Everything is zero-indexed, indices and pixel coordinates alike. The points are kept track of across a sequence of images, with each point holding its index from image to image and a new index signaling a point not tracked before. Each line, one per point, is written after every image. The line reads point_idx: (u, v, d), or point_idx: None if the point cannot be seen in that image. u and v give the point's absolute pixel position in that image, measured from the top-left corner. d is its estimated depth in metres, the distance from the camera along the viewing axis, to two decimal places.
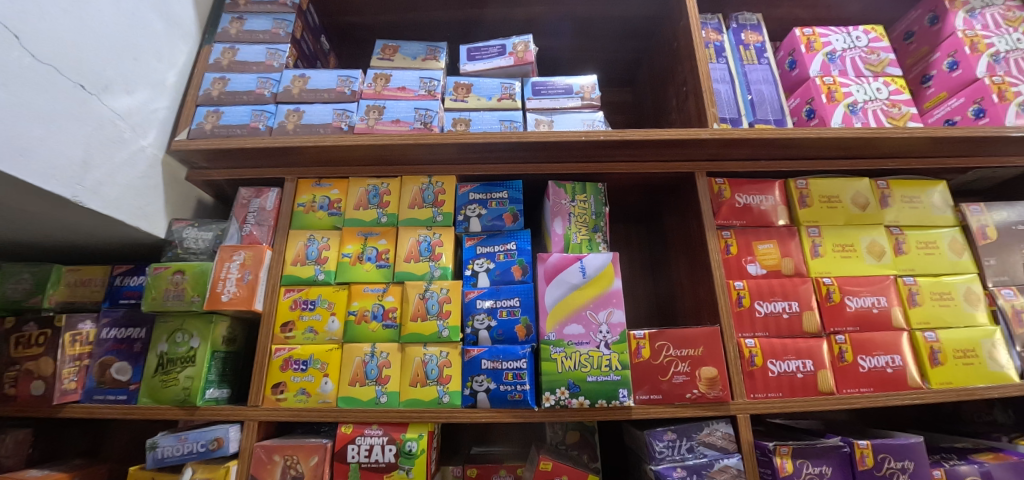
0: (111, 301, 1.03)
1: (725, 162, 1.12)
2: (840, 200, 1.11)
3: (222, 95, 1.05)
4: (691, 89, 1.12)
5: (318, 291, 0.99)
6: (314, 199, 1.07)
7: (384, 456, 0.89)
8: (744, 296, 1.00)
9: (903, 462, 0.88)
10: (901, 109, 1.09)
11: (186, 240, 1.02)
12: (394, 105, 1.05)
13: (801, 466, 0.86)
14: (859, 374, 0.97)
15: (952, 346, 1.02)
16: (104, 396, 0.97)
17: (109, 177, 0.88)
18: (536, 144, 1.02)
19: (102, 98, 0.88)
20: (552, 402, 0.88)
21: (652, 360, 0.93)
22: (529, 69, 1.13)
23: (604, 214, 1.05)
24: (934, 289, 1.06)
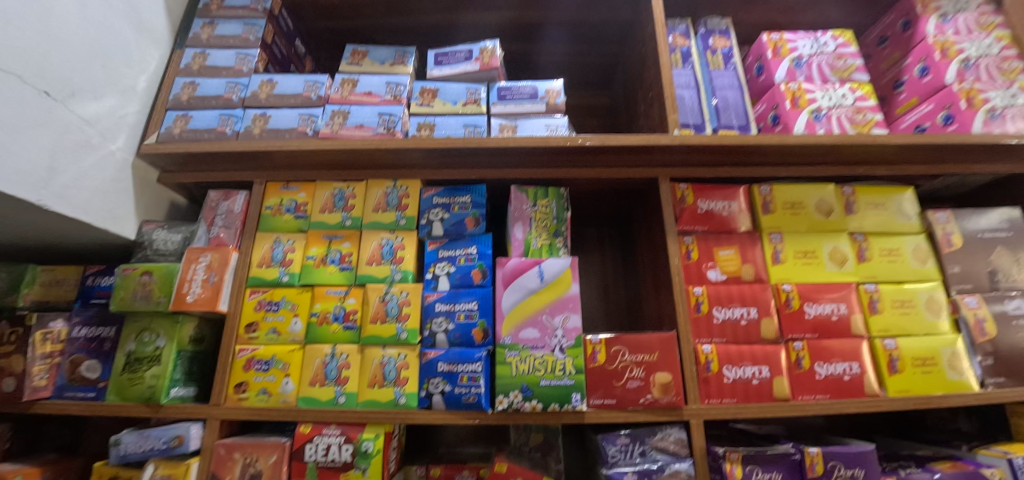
0: (82, 300, 1.06)
1: (690, 167, 1.12)
2: (804, 206, 1.11)
3: (191, 99, 1.07)
4: (656, 95, 1.12)
5: (282, 293, 1.01)
6: (281, 202, 1.09)
7: (340, 456, 0.90)
8: (703, 302, 1.01)
9: (853, 470, 0.88)
10: (866, 116, 1.09)
11: (156, 242, 1.05)
12: (359, 110, 1.06)
13: (750, 472, 0.87)
14: (816, 380, 0.98)
15: (911, 354, 1.02)
16: (75, 393, 0.99)
17: (76, 182, 0.90)
18: (498, 149, 1.03)
19: (69, 105, 0.90)
20: (505, 405, 0.89)
21: (607, 365, 0.94)
22: (496, 74, 1.14)
23: (566, 219, 1.05)
24: (896, 297, 1.06)
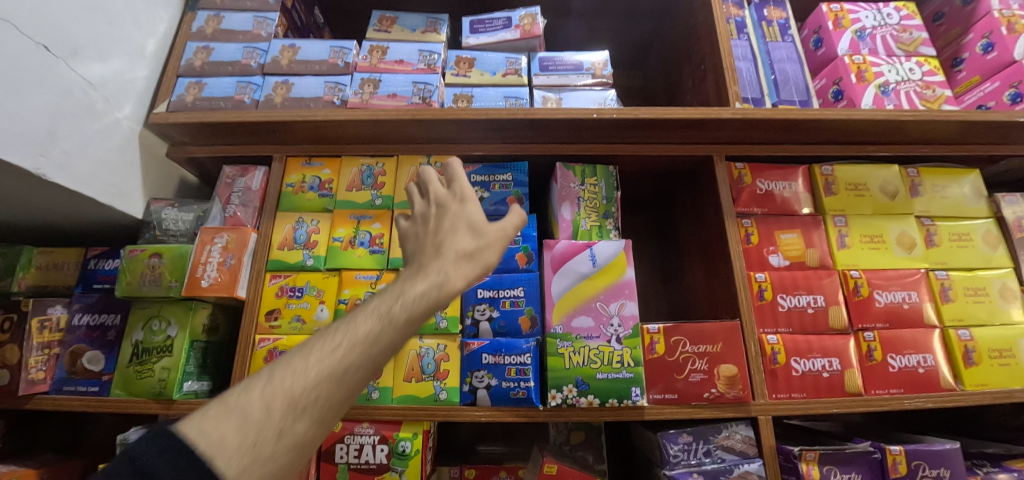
0: (84, 285, 0.96)
1: (745, 145, 1.04)
2: (867, 187, 1.03)
3: (205, 65, 0.97)
4: (710, 67, 1.04)
5: (306, 277, 0.92)
6: (304, 179, 0.99)
7: (375, 457, 0.82)
8: (766, 289, 0.93)
9: (938, 470, 0.81)
10: (936, 91, 1.02)
11: (165, 222, 0.95)
12: (390, 79, 0.97)
13: (828, 472, 0.79)
14: (889, 374, 0.90)
15: (987, 345, 0.95)
16: (76, 388, 0.90)
17: (78, 150, 0.81)
18: (543, 122, 0.94)
19: (71, 64, 0.80)
20: (559, 400, 0.81)
21: (667, 357, 0.86)
22: (536, 43, 1.05)
23: (616, 199, 0.97)
24: (968, 284, 0.99)
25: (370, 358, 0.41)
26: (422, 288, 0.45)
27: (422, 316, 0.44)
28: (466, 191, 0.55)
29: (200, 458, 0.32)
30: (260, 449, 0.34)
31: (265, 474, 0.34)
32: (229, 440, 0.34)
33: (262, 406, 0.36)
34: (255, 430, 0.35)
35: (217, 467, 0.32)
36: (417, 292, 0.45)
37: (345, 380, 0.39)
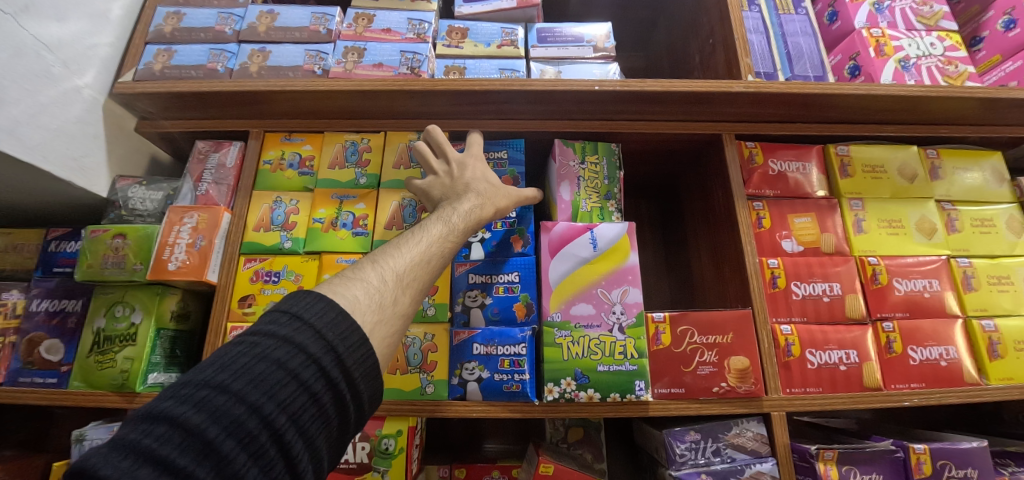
0: (44, 269, 0.88)
1: (757, 124, 0.98)
2: (885, 169, 0.97)
3: (175, 31, 0.90)
4: (719, 40, 0.98)
5: (284, 261, 0.85)
6: (283, 156, 0.92)
7: (356, 456, 0.75)
8: (779, 276, 0.86)
9: (965, 471, 0.75)
10: (958, 67, 0.96)
11: (132, 201, 0.88)
12: (376, 48, 0.90)
13: (848, 473, 0.73)
14: (910, 367, 0.84)
15: (1013, 337, 0.89)
16: (32, 379, 0.83)
17: (30, 117, 0.74)
18: (541, 95, 0.87)
19: (22, 21, 0.74)
20: (556, 395, 0.75)
21: (673, 348, 0.79)
22: (534, 13, 0.99)
23: (618, 179, 0.91)
24: (992, 272, 0.93)
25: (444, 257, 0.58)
26: (473, 212, 0.67)
27: (476, 224, 0.67)
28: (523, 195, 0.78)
29: (319, 335, 0.41)
30: (385, 311, 0.48)
31: (363, 352, 0.44)
32: (360, 301, 0.47)
33: (377, 280, 0.50)
34: (379, 294, 0.49)
35: (357, 318, 0.45)
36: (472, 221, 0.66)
37: (428, 267, 0.56)
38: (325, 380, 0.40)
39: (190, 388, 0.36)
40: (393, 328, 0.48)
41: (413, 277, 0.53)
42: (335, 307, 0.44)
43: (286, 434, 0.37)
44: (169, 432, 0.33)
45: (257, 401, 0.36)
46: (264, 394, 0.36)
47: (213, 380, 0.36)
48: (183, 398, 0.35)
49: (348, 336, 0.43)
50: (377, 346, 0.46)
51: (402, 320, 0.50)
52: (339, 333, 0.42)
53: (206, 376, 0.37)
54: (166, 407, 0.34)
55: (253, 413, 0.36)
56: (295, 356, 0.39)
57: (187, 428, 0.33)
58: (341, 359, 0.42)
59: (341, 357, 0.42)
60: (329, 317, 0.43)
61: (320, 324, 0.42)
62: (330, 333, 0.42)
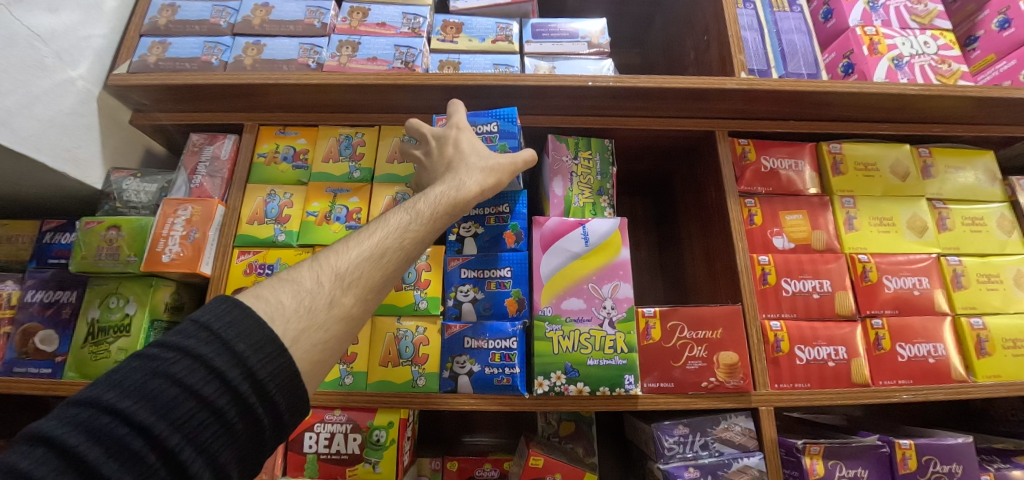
0: (38, 260, 0.89)
1: (750, 121, 0.98)
2: (878, 167, 0.97)
3: (170, 24, 0.90)
4: (714, 37, 0.98)
5: (277, 254, 0.85)
6: (277, 149, 0.93)
7: (347, 447, 0.76)
8: (770, 272, 0.87)
9: (949, 466, 0.76)
10: (952, 66, 0.96)
11: (126, 193, 0.88)
12: (371, 42, 0.90)
13: (833, 468, 0.74)
14: (898, 364, 0.85)
15: (1001, 335, 0.89)
16: (26, 369, 0.83)
17: (22, 107, 0.74)
18: (535, 90, 0.87)
19: (15, 12, 0.74)
20: (546, 388, 0.75)
21: (663, 343, 0.80)
22: (529, 9, 0.99)
23: (611, 175, 0.91)
24: (982, 271, 0.93)
25: (403, 251, 0.51)
26: (442, 202, 0.59)
27: (447, 210, 0.59)
28: (521, 158, 0.73)
29: (225, 344, 0.36)
30: (318, 316, 0.43)
31: (279, 363, 0.38)
32: (284, 305, 0.42)
33: (312, 281, 0.45)
34: (311, 298, 0.43)
35: (276, 325, 0.40)
36: (442, 212, 0.58)
37: (383, 264, 0.49)
38: (233, 395, 0.35)
39: (75, 406, 0.32)
40: (326, 333, 0.42)
41: (361, 275, 0.47)
42: (252, 314, 0.39)
43: (179, 457, 0.32)
44: (46, 455, 0.29)
45: (143, 421, 0.31)
46: (155, 412, 0.32)
47: (99, 398, 0.32)
48: (63, 416, 0.31)
49: (263, 345, 0.37)
50: (304, 354, 0.40)
51: (341, 325, 0.44)
52: (252, 342, 0.37)
53: (95, 391, 0.33)
54: (43, 427, 0.30)
55: (139, 433, 0.31)
56: (196, 369, 0.34)
57: (59, 452, 0.29)
58: (255, 370, 0.36)
59: (253, 370, 0.36)
60: (241, 323, 0.38)
61: (230, 332, 0.37)
62: (242, 342, 0.37)
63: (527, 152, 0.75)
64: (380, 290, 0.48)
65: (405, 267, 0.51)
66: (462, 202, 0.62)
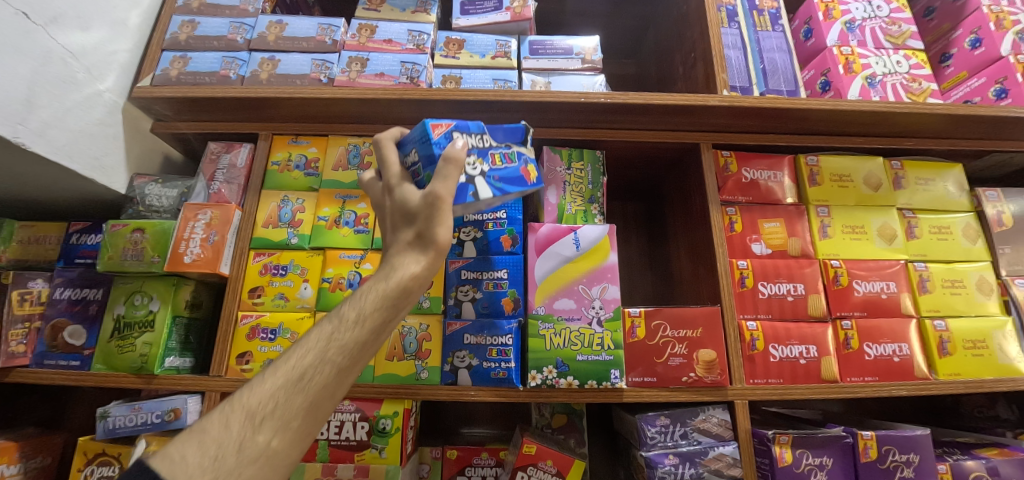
0: (66, 260, 0.95)
1: (733, 134, 1.05)
2: (852, 179, 1.04)
3: (190, 39, 0.96)
4: (700, 55, 1.04)
5: (291, 256, 0.92)
6: (290, 157, 0.99)
7: (355, 434, 0.82)
8: (747, 276, 0.94)
9: (907, 456, 0.82)
10: (922, 84, 1.03)
11: (149, 197, 0.94)
12: (378, 58, 0.97)
13: (801, 455, 0.81)
14: (865, 362, 0.92)
15: (962, 336, 0.96)
16: (57, 361, 0.90)
17: (58, 120, 0.80)
18: (531, 105, 0.94)
19: (51, 31, 0.80)
20: (539, 381, 0.82)
21: (647, 341, 0.87)
22: (527, 26, 1.05)
23: (602, 184, 0.97)
24: (946, 276, 1.00)
25: (334, 365, 0.49)
26: (376, 295, 0.52)
27: (382, 306, 0.52)
28: (440, 197, 0.55)
29: None
30: (224, 464, 0.42)
31: None
32: (188, 461, 0.41)
33: (223, 425, 0.44)
34: (218, 446, 0.43)
35: None
36: (375, 305, 0.52)
37: (306, 388, 0.47)
38: None
39: None
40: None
41: (283, 401, 0.46)
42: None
43: None
44: None
45: None
46: None
47: None
48: None
49: None
50: None
51: (254, 467, 0.43)
52: None
53: None
54: None
55: None
56: None
57: None
58: None
59: None
60: None
61: None
62: None
63: (447, 170, 0.57)
64: (309, 413, 0.47)
65: (338, 380, 0.49)
66: (397, 287, 0.53)
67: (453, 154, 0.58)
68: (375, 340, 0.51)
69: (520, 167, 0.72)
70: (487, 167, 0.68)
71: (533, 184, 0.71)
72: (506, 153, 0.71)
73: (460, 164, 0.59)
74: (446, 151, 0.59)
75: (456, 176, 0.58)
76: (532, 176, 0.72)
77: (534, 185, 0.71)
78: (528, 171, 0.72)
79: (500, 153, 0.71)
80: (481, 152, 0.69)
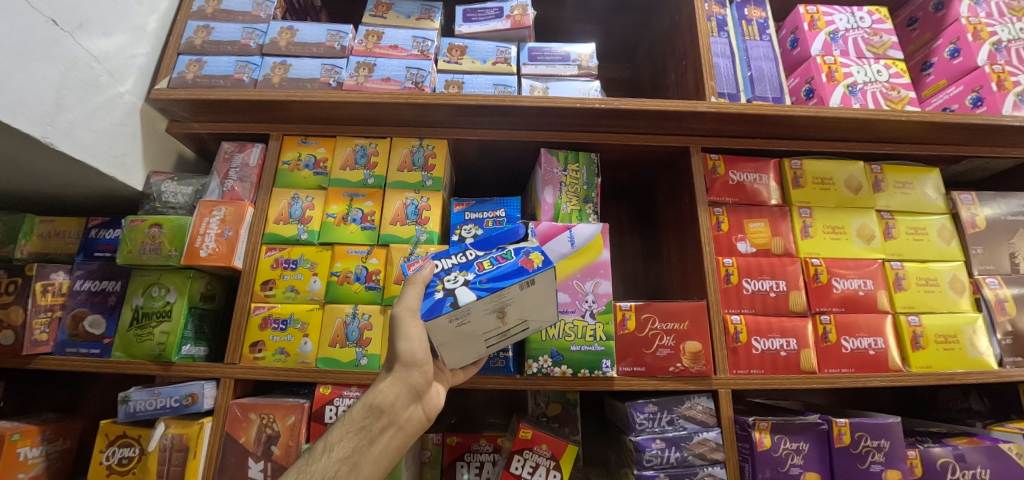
0: (86, 253, 1.00)
1: (722, 139, 1.10)
2: (833, 181, 1.10)
3: (205, 44, 1.01)
4: (690, 62, 1.10)
5: (301, 251, 0.97)
6: (299, 157, 1.04)
7: None
8: (732, 273, 1.00)
9: (879, 441, 0.88)
10: (901, 93, 1.08)
11: (165, 194, 0.99)
12: (385, 63, 1.02)
13: (779, 440, 0.87)
14: (842, 354, 0.97)
15: (934, 331, 1.02)
16: (78, 349, 0.94)
17: (83, 121, 0.85)
18: (530, 109, 0.99)
19: (77, 37, 0.85)
20: (535, 369, 0.88)
21: (637, 333, 0.92)
22: (527, 34, 1.10)
23: (596, 185, 1.03)
24: (921, 275, 1.06)
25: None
26: (349, 422, 0.65)
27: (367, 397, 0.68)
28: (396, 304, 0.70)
29: None
30: None
31: None
32: None
33: None
34: None
35: None
36: (344, 431, 0.64)
37: None
38: None
39: None
40: None
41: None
42: None
43: None
44: None
45: None
46: None
47: None
48: None
49: None
50: None
51: None
52: None
53: None
54: None
55: None
56: None
57: None
58: None
59: None
60: None
61: None
62: None
63: (409, 289, 0.72)
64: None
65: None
66: (367, 406, 0.66)
67: (413, 276, 0.73)
68: (345, 470, 0.60)
69: (518, 261, 0.73)
70: (473, 275, 0.72)
71: (535, 269, 0.70)
72: (499, 257, 0.75)
73: (420, 281, 0.73)
74: (410, 276, 0.74)
75: (416, 290, 0.71)
76: (533, 263, 0.71)
77: (536, 270, 0.70)
78: (529, 262, 0.72)
79: (491, 258, 0.75)
80: (465, 266, 0.76)
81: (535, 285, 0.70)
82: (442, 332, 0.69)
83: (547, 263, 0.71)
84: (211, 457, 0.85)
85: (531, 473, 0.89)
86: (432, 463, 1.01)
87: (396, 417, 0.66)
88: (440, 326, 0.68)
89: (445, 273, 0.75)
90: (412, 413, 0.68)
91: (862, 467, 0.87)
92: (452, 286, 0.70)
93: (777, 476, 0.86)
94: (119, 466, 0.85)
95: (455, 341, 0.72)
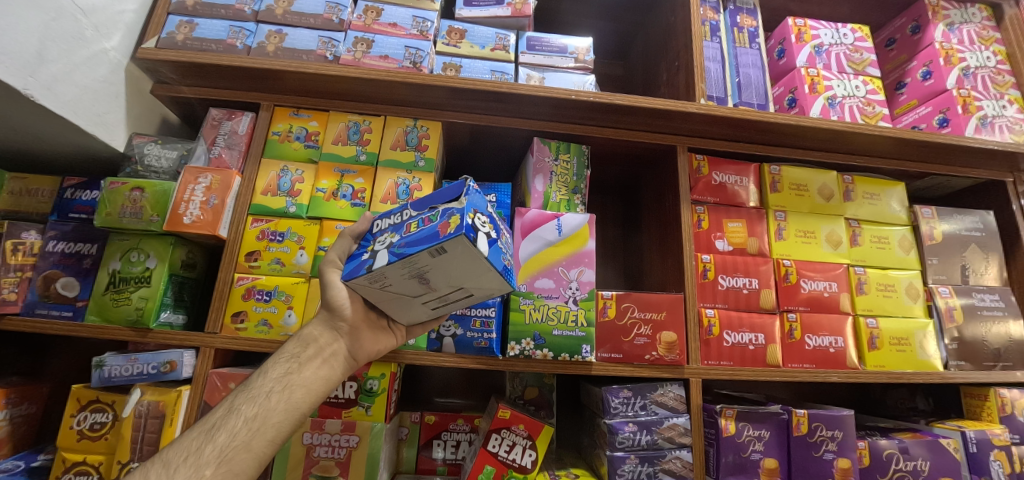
0: (60, 213, 0.97)
1: (708, 140, 1.14)
2: (808, 188, 1.16)
3: (197, 6, 0.99)
4: (683, 64, 1.13)
5: (288, 223, 0.96)
6: (291, 129, 1.03)
7: (345, 392, 0.89)
8: (709, 269, 1.05)
9: (832, 432, 0.94)
10: (875, 108, 1.15)
11: (148, 158, 0.96)
12: (383, 40, 1.02)
13: (742, 427, 0.93)
14: (805, 350, 1.04)
15: (890, 334, 1.09)
16: (47, 311, 0.91)
17: (66, 75, 0.82)
18: (526, 98, 1.00)
19: None
20: (517, 351, 0.90)
21: (616, 321, 0.96)
22: (526, 23, 1.12)
23: (585, 177, 1.05)
24: (880, 281, 1.13)
25: (241, 412, 0.61)
26: (282, 353, 0.68)
27: (293, 341, 0.69)
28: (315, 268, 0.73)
29: None
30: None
31: None
32: None
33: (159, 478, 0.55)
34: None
35: None
36: (279, 361, 0.67)
37: (215, 429, 0.59)
38: None
39: None
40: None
41: (202, 437, 0.58)
42: None
43: None
44: None
45: None
46: None
47: None
48: None
49: None
50: None
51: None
52: None
53: None
54: None
55: None
56: None
57: None
58: None
59: None
60: None
61: None
62: None
63: (340, 243, 0.74)
64: (231, 447, 0.57)
65: (246, 422, 0.60)
66: (299, 340, 0.70)
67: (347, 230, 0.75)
68: (277, 390, 0.63)
69: (438, 223, 0.59)
70: (396, 237, 0.63)
71: (447, 236, 0.56)
72: (427, 215, 0.62)
73: (354, 236, 0.74)
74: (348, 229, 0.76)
75: (344, 248, 0.73)
76: (450, 227, 0.57)
77: (446, 237, 0.56)
78: (445, 226, 0.58)
79: (420, 218, 0.63)
80: (398, 226, 0.66)
81: (449, 254, 0.58)
82: (368, 291, 0.68)
83: (463, 230, 0.56)
84: (187, 425, 0.85)
85: (507, 452, 0.90)
86: (409, 441, 1.03)
87: (325, 349, 0.70)
88: (364, 287, 0.66)
89: (378, 232, 0.68)
90: (339, 346, 0.71)
91: (816, 455, 0.93)
92: (376, 247, 0.64)
93: (739, 461, 0.91)
94: (91, 431, 0.84)
95: (389, 300, 0.70)
